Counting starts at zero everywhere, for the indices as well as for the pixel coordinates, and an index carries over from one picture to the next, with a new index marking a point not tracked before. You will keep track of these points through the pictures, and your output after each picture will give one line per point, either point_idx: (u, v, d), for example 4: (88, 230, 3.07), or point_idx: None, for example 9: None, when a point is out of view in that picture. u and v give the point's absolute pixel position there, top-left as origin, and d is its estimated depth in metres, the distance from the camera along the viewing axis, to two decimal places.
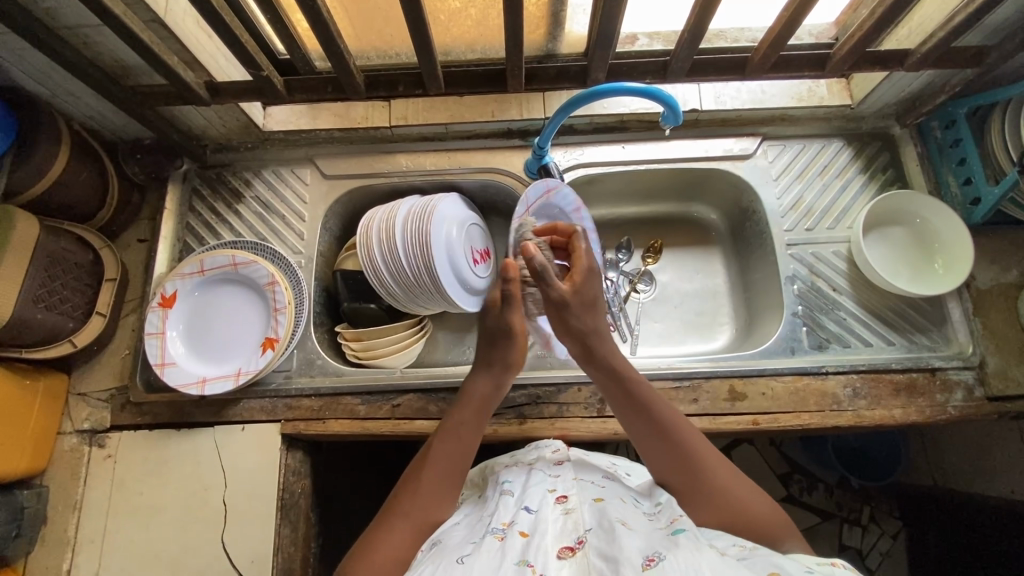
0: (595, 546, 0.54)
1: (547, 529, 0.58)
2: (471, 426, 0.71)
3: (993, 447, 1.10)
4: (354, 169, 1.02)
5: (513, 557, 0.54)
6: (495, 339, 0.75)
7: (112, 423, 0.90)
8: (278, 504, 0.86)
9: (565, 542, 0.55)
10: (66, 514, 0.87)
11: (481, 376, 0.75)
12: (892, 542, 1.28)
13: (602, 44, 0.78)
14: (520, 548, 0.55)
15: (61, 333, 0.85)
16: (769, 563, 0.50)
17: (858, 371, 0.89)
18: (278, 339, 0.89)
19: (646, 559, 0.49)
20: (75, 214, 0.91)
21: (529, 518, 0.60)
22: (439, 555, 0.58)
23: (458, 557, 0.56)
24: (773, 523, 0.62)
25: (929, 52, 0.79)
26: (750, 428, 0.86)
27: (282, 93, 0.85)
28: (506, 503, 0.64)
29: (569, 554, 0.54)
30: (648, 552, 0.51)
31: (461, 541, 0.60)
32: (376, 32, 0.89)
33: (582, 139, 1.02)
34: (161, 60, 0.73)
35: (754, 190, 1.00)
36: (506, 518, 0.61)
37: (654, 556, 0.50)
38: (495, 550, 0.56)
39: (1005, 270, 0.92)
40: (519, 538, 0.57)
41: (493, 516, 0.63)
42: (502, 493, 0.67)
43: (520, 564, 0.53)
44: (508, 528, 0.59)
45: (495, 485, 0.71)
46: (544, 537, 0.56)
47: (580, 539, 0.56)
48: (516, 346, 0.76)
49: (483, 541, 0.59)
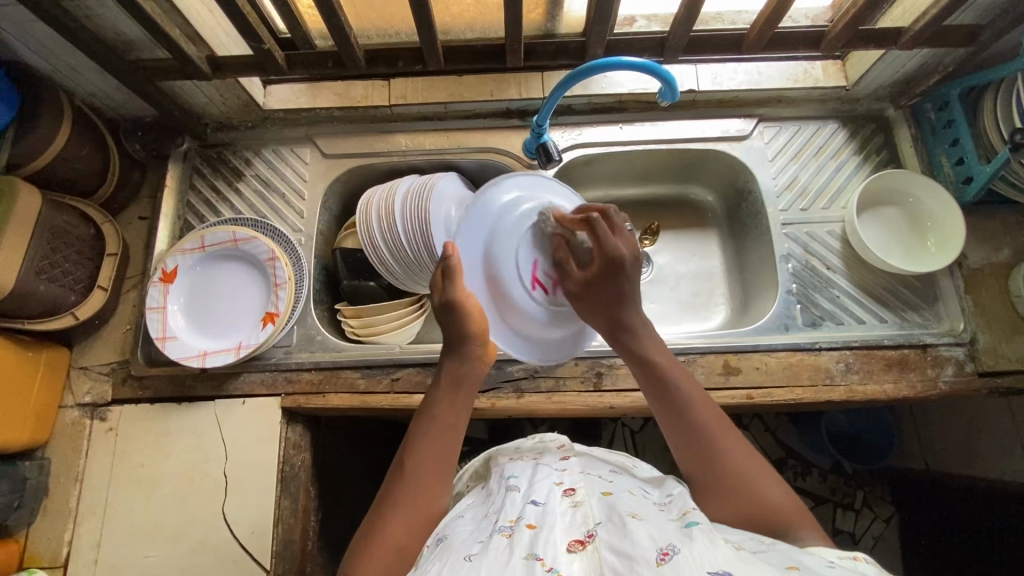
0: (607, 540, 0.54)
1: (556, 523, 0.57)
2: (448, 410, 0.70)
3: (983, 429, 1.12)
4: (354, 148, 1.03)
5: (520, 552, 0.54)
6: (445, 316, 0.74)
7: (114, 397, 0.91)
8: (279, 476, 0.87)
9: (574, 536, 0.55)
10: (68, 485, 0.88)
11: (449, 360, 0.74)
12: (884, 526, 1.31)
13: (600, 20, 0.79)
14: (528, 542, 0.55)
15: (62, 306, 0.85)
16: (785, 557, 0.51)
17: (851, 347, 0.90)
18: (278, 314, 0.90)
19: (660, 553, 0.50)
20: (76, 189, 0.92)
21: (536, 511, 0.60)
22: (446, 553, 0.57)
23: (466, 556, 0.55)
24: (783, 506, 0.61)
25: (921, 30, 0.79)
26: (745, 402, 0.88)
27: (283, 68, 0.86)
28: (512, 498, 0.64)
29: (579, 548, 0.54)
30: (661, 544, 0.51)
31: (469, 539, 0.59)
32: (377, 10, 0.90)
33: (580, 119, 1.03)
34: (164, 32, 0.74)
35: (750, 170, 1.01)
36: (514, 514, 0.61)
37: (668, 548, 0.51)
38: (503, 546, 0.55)
39: (997, 249, 0.93)
40: (527, 531, 0.56)
41: (500, 513, 0.63)
42: (508, 488, 0.67)
43: (528, 558, 0.53)
44: (515, 524, 0.59)
45: (500, 480, 0.71)
46: (552, 531, 0.56)
47: (589, 532, 0.55)
48: (471, 317, 0.74)
49: (491, 539, 0.58)
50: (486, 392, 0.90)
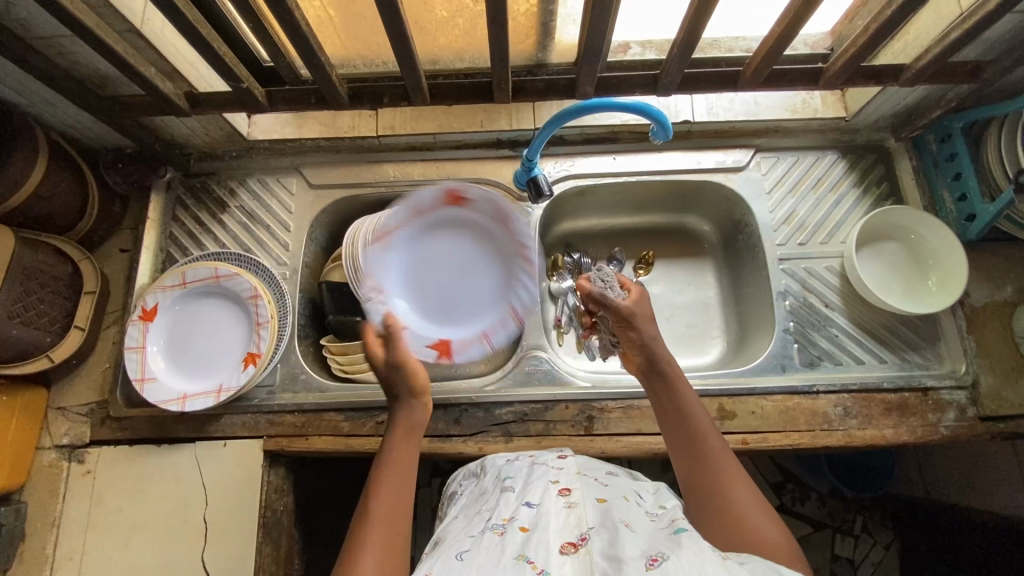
0: (598, 545, 0.53)
1: (549, 523, 0.57)
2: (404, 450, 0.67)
3: (985, 463, 1.09)
4: (341, 179, 1.01)
5: (511, 553, 0.53)
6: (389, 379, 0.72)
7: (92, 438, 0.89)
8: (260, 522, 0.85)
9: (567, 538, 0.55)
10: (45, 531, 0.85)
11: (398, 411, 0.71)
12: (884, 552, 1.28)
13: (590, 59, 0.76)
14: (520, 543, 0.54)
15: (39, 348, 0.83)
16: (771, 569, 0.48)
17: (849, 391, 0.88)
18: (256, 355, 0.87)
19: (648, 560, 0.49)
20: (54, 225, 0.89)
21: (530, 514, 0.59)
22: (441, 551, 0.58)
23: (458, 553, 0.56)
24: (781, 538, 0.56)
25: (924, 67, 0.77)
26: (741, 448, 0.84)
27: (264, 103, 0.83)
28: (507, 499, 0.64)
29: (571, 550, 0.53)
30: (651, 553, 0.50)
31: (462, 535, 0.61)
32: (362, 40, 0.87)
33: (572, 150, 1.00)
34: (138, 73, 0.71)
35: (747, 203, 0.99)
36: (507, 513, 0.61)
37: (657, 556, 0.49)
38: (495, 545, 0.55)
39: (1000, 287, 0.91)
40: (519, 533, 0.56)
41: (494, 511, 0.63)
42: (503, 488, 0.67)
43: (519, 558, 0.52)
44: (508, 523, 0.59)
45: (496, 480, 0.71)
46: (545, 532, 0.55)
47: (581, 535, 0.55)
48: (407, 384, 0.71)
49: (483, 536, 0.58)
50: (474, 436, 0.87)
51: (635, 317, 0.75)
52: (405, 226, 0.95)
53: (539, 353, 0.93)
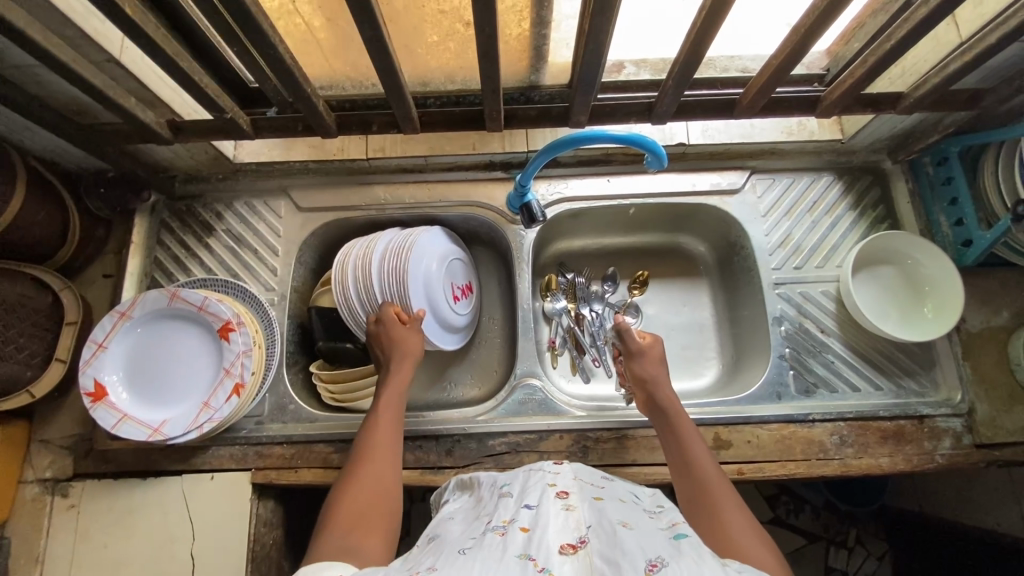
0: (598, 547, 0.50)
1: (550, 523, 0.54)
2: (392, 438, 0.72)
3: (979, 480, 1.09)
4: (330, 202, 0.98)
5: (513, 550, 0.50)
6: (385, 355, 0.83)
7: (75, 471, 0.87)
8: (249, 557, 0.83)
9: (566, 538, 0.52)
10: (27, 568, 0.83)
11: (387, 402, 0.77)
12: (878, 564, 1.27)
13: (584, 88, 0.75)
14: (521, 542, 0.52)
15: (19, 382, 0.81)
16: None
17: (845, 419, 0.87)
18: (207, 414, 0.83)
19: (649, 563, 0.47)
20: (33, 254, 0.87)
21: (530, 514, 0.56)
22: (440, 548, 0.55)
23: (458, 552, 0.53)
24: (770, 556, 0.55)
25: (922, 96, 0.76)
26: (736, 478, 0.84)
27: (248, 131, 0.80)
28: (506, 503, 0.61)
29: (570, 551, 0.51)
30: (650, 556, 0.48)
31: (461, 537, 0.57)
32: (350, 64, 0.85)
33: (566, 172, 0.99)
34: (119, 106, 0.69)
35: (743, 226, 0.98)
36: (507, 515, 0.58)
37: (657, 561, 0.48)
38: (495, 544, 0.52)
39: (996, 312, 0.90)
40: (520, 533, 0.53)
41: (493, 514, 0.60)
42: (500, 495, 0.65)
43: (521, 557, 0.49)
44: (508, 524, 0.55)
45: (493, 487, 0.69)
46: (546, 532, 0.53)
47: (581, 537, 0.52)
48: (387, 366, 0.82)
49: (483, 537, 0.55)
50: (466, 467, 0.86)
51: (638, 354, 0.81)
52: (392, 242, 0.92)
53: (532, 381, 0.91)
